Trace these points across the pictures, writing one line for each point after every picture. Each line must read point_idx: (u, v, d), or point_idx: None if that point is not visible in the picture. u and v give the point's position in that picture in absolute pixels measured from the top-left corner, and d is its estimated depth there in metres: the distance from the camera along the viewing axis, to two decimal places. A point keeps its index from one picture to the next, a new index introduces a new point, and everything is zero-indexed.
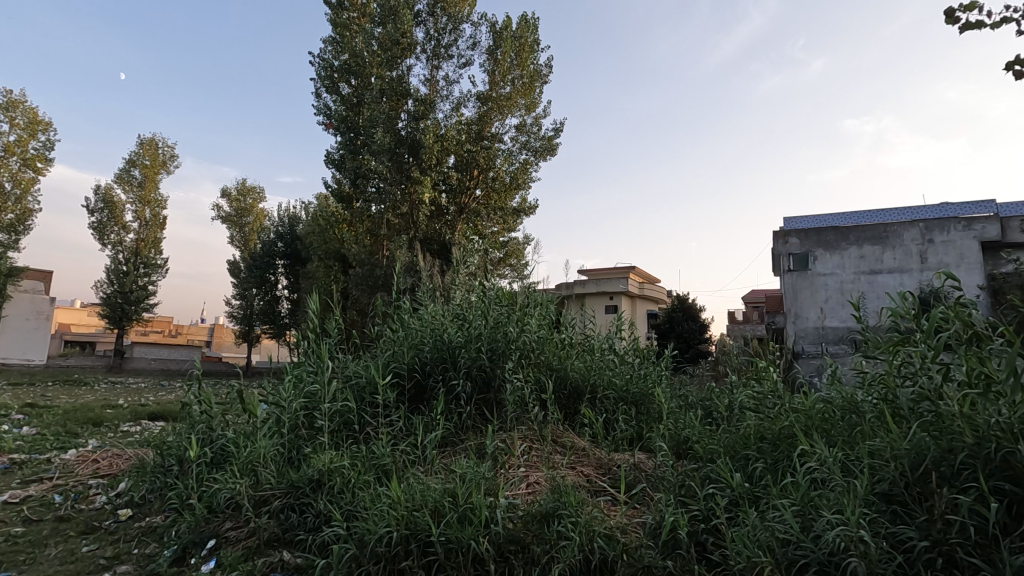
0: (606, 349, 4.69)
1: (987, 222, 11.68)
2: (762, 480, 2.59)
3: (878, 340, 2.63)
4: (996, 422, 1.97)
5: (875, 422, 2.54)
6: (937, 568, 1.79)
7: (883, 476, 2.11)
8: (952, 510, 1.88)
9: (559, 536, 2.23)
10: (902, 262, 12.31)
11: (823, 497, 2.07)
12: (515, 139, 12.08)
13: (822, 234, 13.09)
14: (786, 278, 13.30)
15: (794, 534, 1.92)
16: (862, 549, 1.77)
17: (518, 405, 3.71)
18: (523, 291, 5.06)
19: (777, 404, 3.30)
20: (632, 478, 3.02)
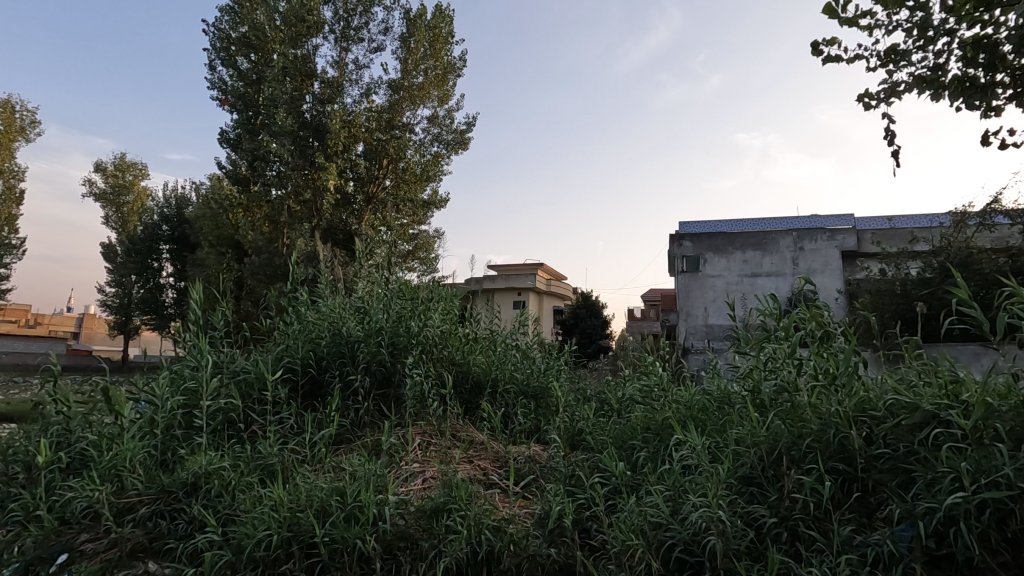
0: (510, 343, 4.76)
1: (846, 233, 13.22)
2: (643, 468, 2.76)
3: (750, 338, 2.91)
4: (837, 410, 2.24)
5: (742, 411, 2.80)
6: (782, 541, 2.01)
7: (744, 460, 2.32)
8: (798, 489, 2.11)
9: (448, 530, 2.25)
10: (778, 266, 13.62)
11: (692, 482, 2.25)
12: (426, 131, 11.94)
13: (712, 238, 14.15)
14: (679, 278, 14.22)
15: (664, 517, 2.07)
16: (720, 527, 1.94)
17: (418, 399, 3.67)
18: (428, 284, 5.00)
19: (663, 397, 3.54)
20: (526, 470, 3.11)
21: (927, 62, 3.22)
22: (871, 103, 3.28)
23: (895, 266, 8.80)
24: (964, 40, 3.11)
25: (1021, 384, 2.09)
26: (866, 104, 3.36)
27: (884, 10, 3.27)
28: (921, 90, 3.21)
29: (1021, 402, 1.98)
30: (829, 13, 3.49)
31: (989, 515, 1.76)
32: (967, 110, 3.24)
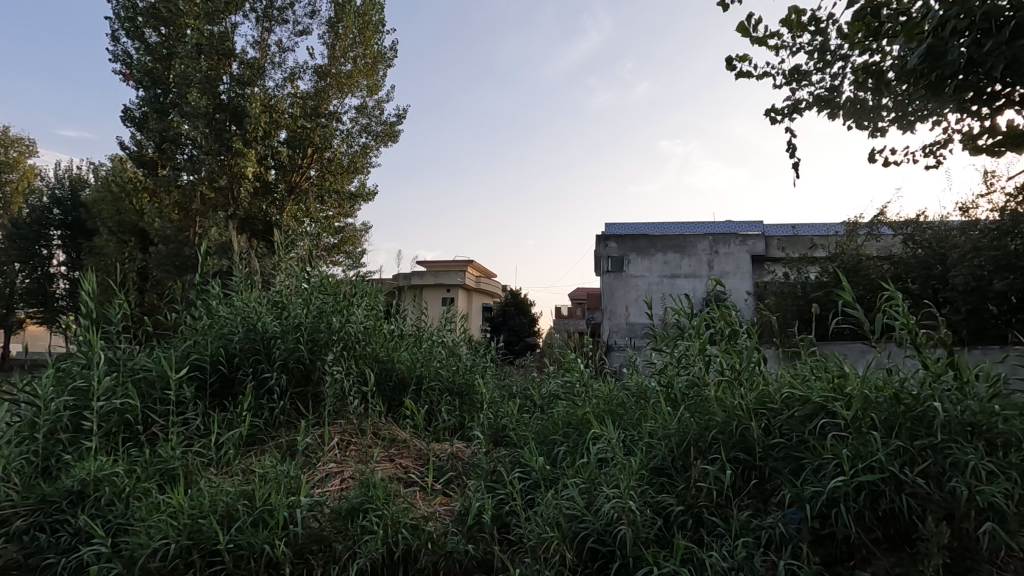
0: (437, 340, 4.70)
1: (756, 238, 14.14)
2: (563, 462, 2.83)
3: (665, 335, 3.05)
4: (740, 403, 2.39)
5: (656, 405, 2.93)
6: (688, 528, 2.12)
7: (656, 453, 2.43)
8: (702, 478, 2.24)
9: (363, 530, 2.20)
10: (695, 268, 14.37)
11: (607, 474, 2.33)
12: (354, 121, 11.58)
13: (635, 240, 14.72)
14: (604, 278, 14.68)
15: (579, 509, 2.13)
16: (631, 517, 2.03)
17: (338, 397, 3.55)
18: (352, 279, 4.85)
19: (584, 393, 3.64)
20: (448, 467, 3.09)
21: (824, 83, 3.50)
22: (777, 118, 3.53)
23: (797, 270, 9.53)
24: (856, 66, 3.41)
25: (894, 378, 2.32)
26: (772, 118, 3.60)
27: (789, 33, 3.53)
28: (820, 109, 3.50)
29: (894, 394, 2.20)
30: (742, 31, 3.73)
31: (865, 496, 1.94)
32: (857, 130, 3.56)
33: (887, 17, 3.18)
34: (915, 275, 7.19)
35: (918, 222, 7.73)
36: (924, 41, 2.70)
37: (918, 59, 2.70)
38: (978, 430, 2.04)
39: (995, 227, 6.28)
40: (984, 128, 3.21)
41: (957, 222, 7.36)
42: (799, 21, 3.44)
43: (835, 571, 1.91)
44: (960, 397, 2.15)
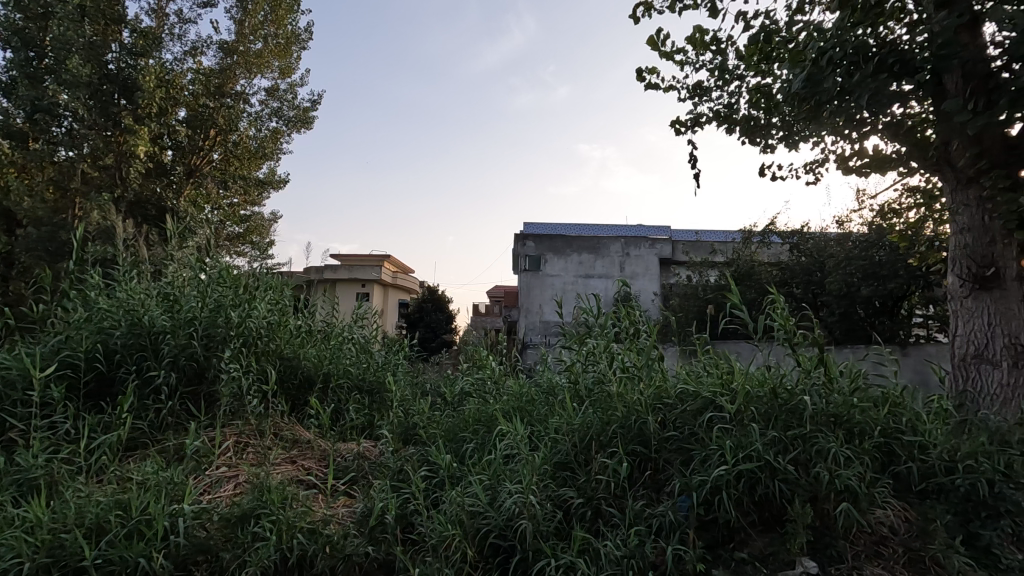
0: (348, 336, 4.55)
1: (664, 242, 14.89)
2: (470, 458, 2.83)
3: (574, 335, 3.14)
4: (639, 399, 2.52)
5: (563, 402, 3.01)
6: (586, 519, 2.20)
7: (560, 448, 2.50)
8: (602, 470, 2.34)
9: (255, 537, 2.08)
10: (608, 269, 14.90)
11: (512, 470, 2.36)
12: (264, 103, 10.92)
13: (552, 240, 15.05)
14: (521, 276, 14.92)
15: (481, 505, 2.15)
16: (532, 511, 2.08)
17: (235, 397, 3.33)
18: (254, 271, 4.56)
19: (496, 391, 3.67)
20: (353, 467, 3.00)
21: (723, 101, 3.76)
22: (681, 130, 3.75)
23: (699, 274, 10.18)
24: (750, 86, 3.70)
25: (773, 375, 2.54)
26: (677, 130, 3.82)
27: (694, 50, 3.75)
28: (718, 124, 3.76)
29: (772, 390, 2.41)
30: (651, 45, 3.92)
31: (744, 483, 2.11)
32: (750, 146, 3.86)
33: (776, 45, 3.48)
34: (798, 280, 7.92)
35: (803, 232, 8.51)
36: (806, 69, 2.98)
37: (800, 84, 2.98)
38: (839, 420, 2.29)
39: (864, 240, 7.04)
40: (853, 151, 3.60)
41: (834, 234, 8.19)
42: (702, 41, 3.67)
43: (716, 553, 2.06)
44: (827, 391, 2.39)
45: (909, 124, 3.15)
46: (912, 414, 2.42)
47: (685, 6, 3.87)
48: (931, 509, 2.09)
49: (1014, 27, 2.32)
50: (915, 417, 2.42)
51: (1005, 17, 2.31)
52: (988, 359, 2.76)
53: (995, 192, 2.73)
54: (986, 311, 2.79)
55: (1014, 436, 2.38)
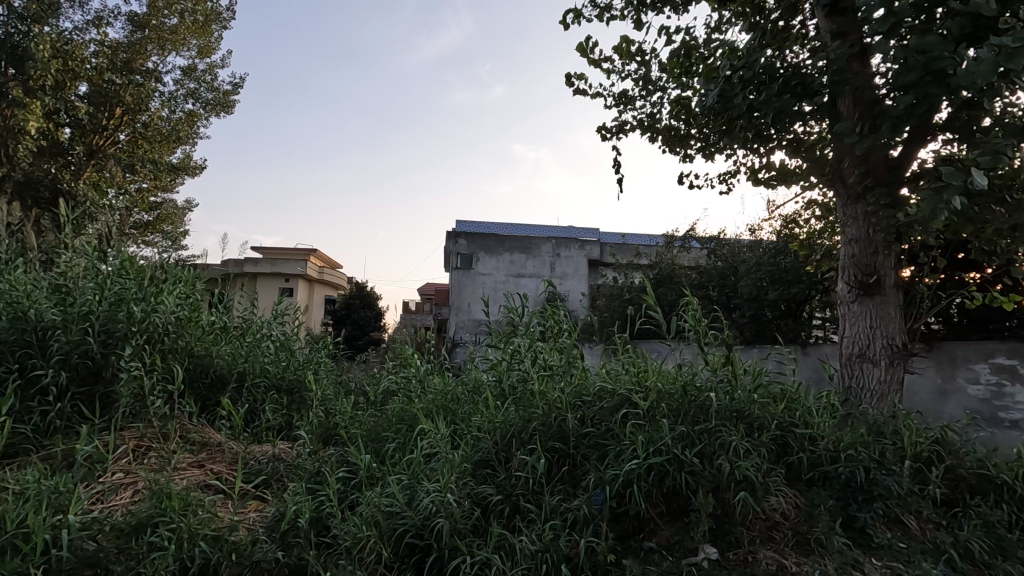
0: (266, 333, 4.33)
1: (593, 244, 15.27)
2: (391, 458, 2.79)
3: (500, 333, 3.17)
4: (559, 398, 2.58)
5: (486, 400, 3.03)
6: (504, 515, 2.23)
7: (481, 446, 2.52)
8: (520, 467, 2.38)
9: (151, 547, 1.95)
10: (538, 269, 15.10)
11: (431, 469, 2.36)
12: (179, 83, 10.22)
13: (484, 239, 15.07)
14: (453, 274, 14.85)
15: (398, 505, 2.13)
16: (449, 509, 2.08)
17: (136, 398, 3.10)
18: (162, 263, 4.26)
19: (420, 390, 3.63)
20: (267, 470, 2.88)
21: (646, 110, 3.93)
22: (607, 136, 3.88)
23: (624, 275, 10.54)
24: (671, 98, 3.88)
25: (684, 373, 2.69)
26: (603, 135, 3.95)
27: (620, 59, 3.88)
28: (641, 132, 3.92)
29: (682, 387, 2.55)
30: (580, 51, 4.02)
31: (654, 475, 2.21)
32: (671, 154, 4.06)
33: (695, 60, 3.67)
34: (714, 283, 8.36)
35: (720, 239, 9.01)
36: (720, 84, 3.18)
37: (714, 99, 3.16)
38: (740, 415, 2.45)
39: (773, 247, 7.57)
40: (762, 164, 3.86)
41: (747, 241, 8.71)
42: (628, 51, 3.81)
43: (626, 543, 2.15)
44: (732, 388, 2.56)
45: (809, 142, 3.42)
46: (805, 409, 2.63)
47: (613, 16, 4.00)
48: (816, 495, 2.29)
49: (895, 61, 2.59)
50: (807, 411, 2.63)
51: (888, 50, 2.56)
52: (869, 358, 3.05)
53: (878, 208, 3.02)
54: (869, 315, 3.08)
55: (888, 428, 2.65)
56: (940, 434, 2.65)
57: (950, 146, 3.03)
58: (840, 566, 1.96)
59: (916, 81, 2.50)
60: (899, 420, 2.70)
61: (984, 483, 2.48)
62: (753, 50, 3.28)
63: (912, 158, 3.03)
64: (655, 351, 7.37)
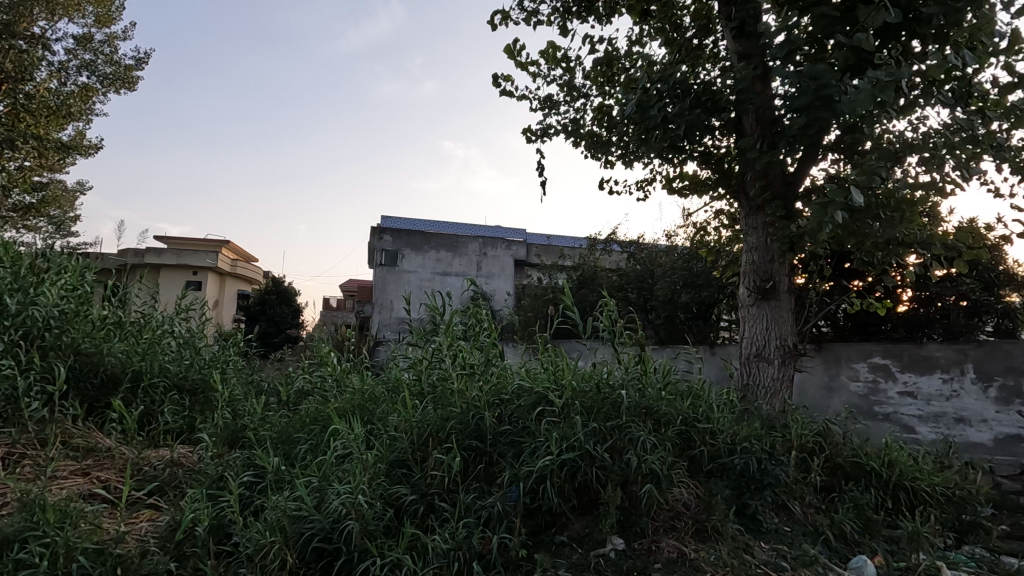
0: (167, 329, 4.01)
1: (519, 244, 15.43)
2: (302, 461, 2.68)
3: (421, 331, 3.14)
4: (478, 397, 2.60)
5: (405, 400, 2.99)
6: (418, 515, 2.21)
7: (396, 446, 2.48)
8: (436, 466, 2.37)
9: (20, 565, 1.77)
10: (464, 267, 15.06)
11: (343, 471, 2.29)
12: (72, 53, 9.29)
13: (410, 236, 14.84)
14: (377, 271, 14.52)
15: (305, 509, 2.06)
16: (359, 511, 2.04)
17: (7, 401, 2.79)
18: (47, 251, 3.86)
19: (337, 390, 3.52)
20: (164, 476, 2.68)
21: (571, 115, 4.03)
22: (533, 139, 3.94)
23: (548, 276, 10.75)
24: (594, 105, 4.00)
25: (599, 371, 2.78)
26: (529, 138, 4.01)
27: (546, 64, 3.96)
28: (565, 137, 4.02)
29: (596, 385, 2.64)
30: (507, 53, 4.06)
31: (566, 471, 2.28)
32: (593, 160, 4.18)
33: (617, 70, 3.82)
34: (632, 286, 8.70)
35: (639, 243, 9.40)
36: (638, 96, 3.32)
37: (632, 109, 3.31)
38: (649, 411, 2.58)
39: (686, 253, 8.00)
40: (676, 174, 4.06)
41: (664, 246, 9.14)
42: (553, 56, 3.89)
43: (538, 538, 2.20)
44: (642, 386, 2.68)
45: (718, 155, 3.65)
46: (708, 405, 2.81)
47: (540, 21, 4.07)
48: (715, 485, 2.45)
49: (791, 85, 2.82)
50: (709, 407, 2.81)
51: (785, 74, 2.79)
52: (764, 357, 3.31)
53: (775, 219, 3.27)
54: (765, 318, 3.34)
55: (778, 421, 2.88)
56: (822, 426, 2.92)
57: (836, 165, 3.34)
58: (732, 550, 2.11)
59: (809, 104, 2.74)
60: (788, 414, 2.95)
61: (856, 470, 2.77)
62: (669, 64, 3.46)
63: (805, 174, 3.31)
64: (575, 351, 7.55)
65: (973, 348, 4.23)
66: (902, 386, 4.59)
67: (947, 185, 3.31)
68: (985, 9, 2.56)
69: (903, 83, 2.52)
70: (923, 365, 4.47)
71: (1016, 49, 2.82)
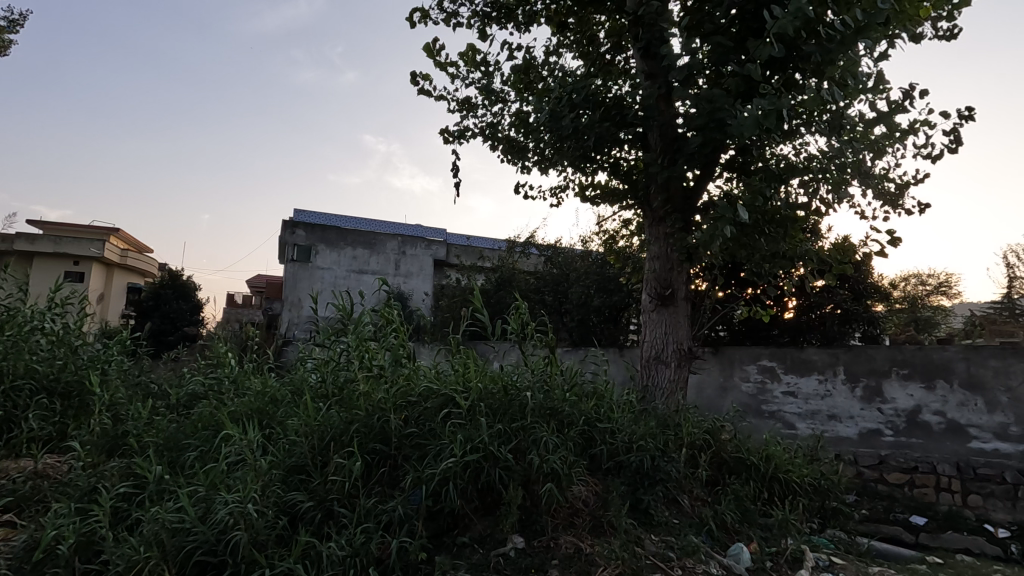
0: (37, 325, 3.59)
1: (439, 244, 15.29)
2: (190, 469, 2.51)
3: (327, 332, 3.06)
4: (384, 400, 2.56)
5: (305, 403, 2.87)
6: (315, 522, 2.13)
7: (296, 450, 2.38)
8: (336, 470, 2.31)
9: None
10: (382, 265, 14.72)
11: (234, 478, 2.18)
12: None
13: (325, 231, 14.32)
14: (288, 267, 13.88)
15: (188, 521, 1.94)
16: (248, 520, 1.94)
17: None
18: None
19: (234, 392, 3.32)
20: (23, 489, 2.41)
21: (489, 117, 4.06)
22: (450, 138, 3.95)
23: (466, 276, 10.77)
24: (511, 110, 4.06)
25: (507, 373, 2.84)
26: (446, 138, 4.00)
27: (465, 66, 3.97)
28: (483, 140, 4.05)
29: (503, 387, 2.68)
30: (427, 52, 4.03)
31: (470, 472, 2.29)
32: (510, 164, 4.24)
33: (534, 78, 3.90)
34: (548, 289, 8.90)
35: (556, 247, 9.63)
36: (553, 105, 3.43)
37: (545, 118, 3.41)
38: (553, 412, 2.65)
39: (600, 258, 8.31)
40: (589, 183, 4.21)
41: (580, 251, 9.41)
42: (472, 58, 3.90)
43: (438, 541, 2.21)
44: (547, 387, 2.77)
45: (626, 166, 3.83)
46: (610, 406, 2.94)
47: (459, 23, 4.08)
48: (611, 483, 2.56)
49: (690, 105, 3.03)
50: (610, 407, 2.95)
51: (687, 95, 2.98)
52: (663, 360, 3.52)
53: (675, 230, 3.49)
54: (664, 323, 3.55)
55: (672, 420, 3.07)
56: (711, 425, 3.14)
57: (730, 183, 3.62)
58: (624, 543, 2.23)
59: (705, 125, 2.95)
60: (681, 414, 3.15)
61: (739, 464, 3.01)
62: (583, 77, 3.59)
63: (703, 190, 3.55)
64: (487, 354, 7.55)
65: (844, 352, 4.72)
66: (785, 386, 5.03)
67: (822, 205, 3.69)
68: (853, 51, 2.89)
69: (784, 112, 2.77)
70: (803, 366, 4.93)
71: (880, 88, 3.20)
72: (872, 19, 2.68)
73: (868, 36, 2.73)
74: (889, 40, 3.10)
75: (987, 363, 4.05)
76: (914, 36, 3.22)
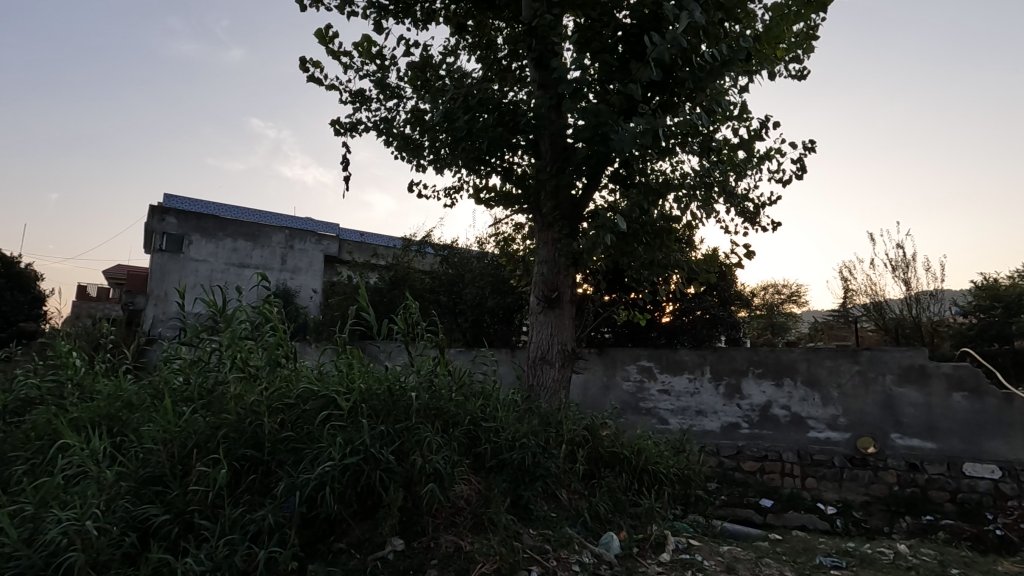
0: None
1: (331, 240, 14.62)
2: (16, 485, 2.20)
3: (194, 329, 2.81)
4: (257, 403, 2.40)
5: (164, 407, 2.61)
6: (170, 537, 1.96)
7: (150, 459, 2.17)
8: (198, 480, 2.13)
9: None
10: (266, 259, 13.78)
11: (71, 494, 1.95)
12: None
13: (201, 220, 13.17)
14: (154, 257, 12.59)
15: (10, 544, 1.71)
16: (87, 539, 1.75)
17: None
18: None
19: (79, 397, 2.95)
20: None
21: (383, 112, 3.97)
22: (342, 131, 3.81)
23: (358, 274, 10.39)
24: (407, 107, 4.01)
25: (393, 374, 2.79)
26: (337, 129, 3.85)
27: (360, 57, 3.84)
28: (376, 134, 3.95)
29: (389, 387, 2.62)
30: (318, 37, 3.85)
31: (349, 476, 2.21)
32: (404, 161, 4.18)
33: (431, 77, 3.88)
34: (442, 289, 8.85)
35: (452, 247, 9.61)
36: (448, 105, 3.43)
37: (440, 117, 3.40)
38: (438, 413, 2.65)
39: (495, 260, 8.43)
40: (483, 185, 4.25)
41: (475, 252, 9.47)
42: (368, 51, 3.79)
43: (312, 549, 2.13)
44: (435, 387, 2.76)
45: (519, 171, 3.92)
46: (495, 405, 2.99)
47: (354, 12, 3.94)
48: (493, 480, 2.59)
49: (579, 118, 3.18)
50: (496, 406, 3.00)
51: (576, 107, 3.12)
52: (548, 360, 3.65)
53: (562, 236, 3.64)
54: (550, 325, 3.69)
55: (555, 418, 3.20)
56: (590, 423, 3.31)
57: (614, 194, 3.84)
58: (503, 539, 2.28)
59: (591, 137, 3.12)
60: (563, 412, 3.29)
61: (614, 458, 3.20)
62: (479, 80, 3.63)
63: (589, 198, 3.73)
64: (376, 355, 7.35)
65: (711, 354, 5.17)
66: (660, 385, 5.38)
67: (693, 218, 4.03)
68: (721, 82, 3.20)
69: (660, 131, 3.01)
70: (676, 367, 5.32)
71: (742, 117, 3.58)
72: (735, 55, 3.00)
73: (732, 69, 3.04)
74: (751, 74, 3.48)
75: (823, 363, 4.68)
76: (770, 74, 3.66)
